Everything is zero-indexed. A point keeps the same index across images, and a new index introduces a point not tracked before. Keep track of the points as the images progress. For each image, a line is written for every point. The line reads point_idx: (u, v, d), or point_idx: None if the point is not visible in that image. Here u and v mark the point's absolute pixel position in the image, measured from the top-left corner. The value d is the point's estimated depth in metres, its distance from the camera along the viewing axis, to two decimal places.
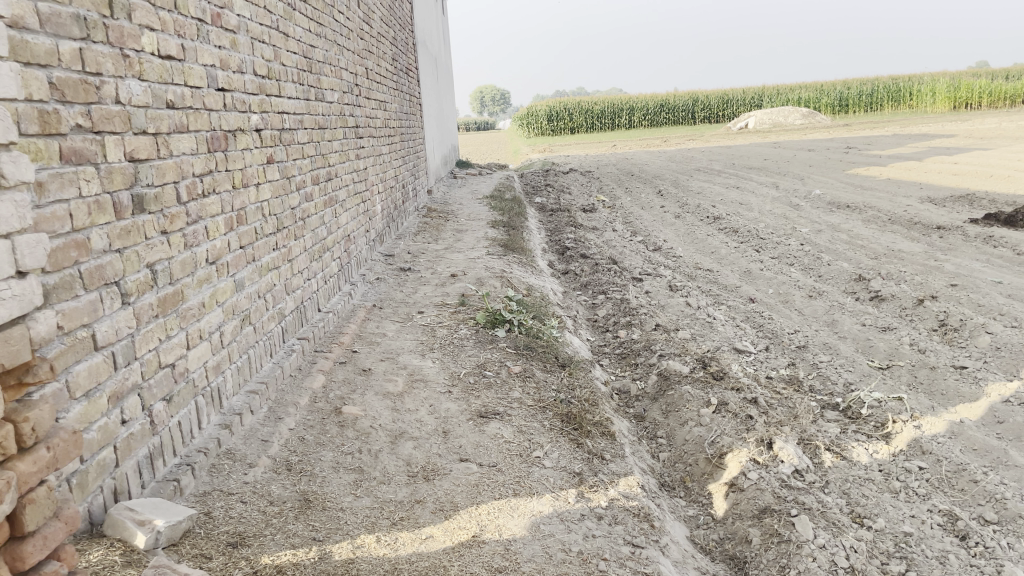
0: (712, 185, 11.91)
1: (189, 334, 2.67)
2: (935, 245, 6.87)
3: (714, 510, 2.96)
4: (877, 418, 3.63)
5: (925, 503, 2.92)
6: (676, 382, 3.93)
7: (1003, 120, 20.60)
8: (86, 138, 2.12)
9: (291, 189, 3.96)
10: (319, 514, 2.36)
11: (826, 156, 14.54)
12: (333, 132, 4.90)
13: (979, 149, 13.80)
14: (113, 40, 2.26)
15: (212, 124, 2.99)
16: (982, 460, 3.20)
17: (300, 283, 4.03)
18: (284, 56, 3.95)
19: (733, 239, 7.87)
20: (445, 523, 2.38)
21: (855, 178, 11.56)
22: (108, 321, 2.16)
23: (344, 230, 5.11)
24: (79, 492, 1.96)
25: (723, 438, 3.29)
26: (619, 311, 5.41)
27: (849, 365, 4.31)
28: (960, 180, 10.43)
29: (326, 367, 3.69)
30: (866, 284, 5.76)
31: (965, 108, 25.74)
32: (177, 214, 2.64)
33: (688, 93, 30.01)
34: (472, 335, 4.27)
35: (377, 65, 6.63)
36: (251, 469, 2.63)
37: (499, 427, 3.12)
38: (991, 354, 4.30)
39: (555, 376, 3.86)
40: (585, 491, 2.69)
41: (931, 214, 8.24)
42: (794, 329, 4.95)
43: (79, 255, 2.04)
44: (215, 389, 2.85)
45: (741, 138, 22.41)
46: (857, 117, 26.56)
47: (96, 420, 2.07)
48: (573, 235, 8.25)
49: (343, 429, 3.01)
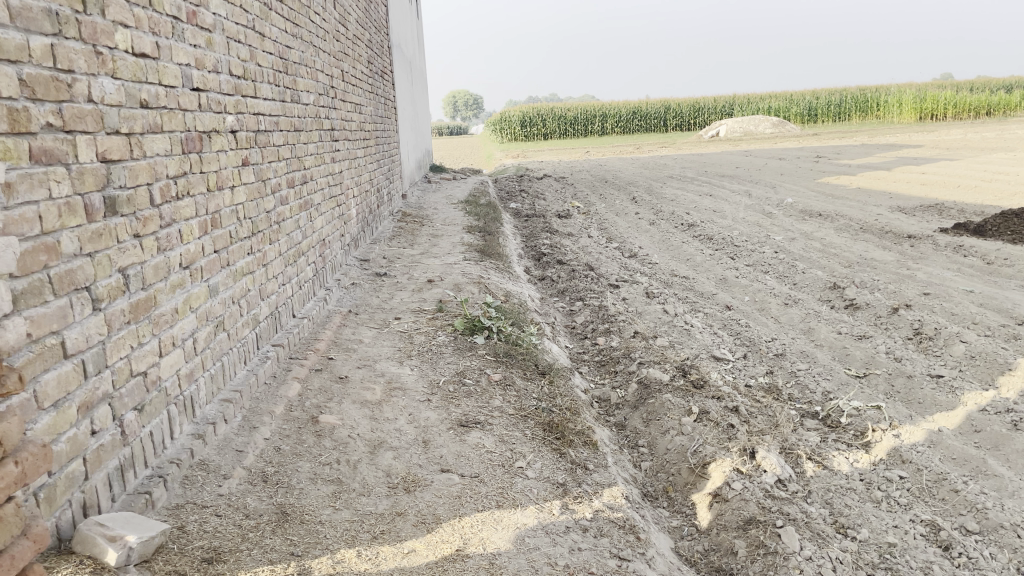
0: (685, 192, 11.95)
1: (162, 340, 2.59)
2: (907, 254, 6.94)
3: (698, 521, 2.94)
4: (856, 427, 3.64)
5: (907, 513, 2.92)
6: (657, 391, 3.91)
7: (968, 131, 20.91)
8: (56, 138, 2.04)
9: (266, 192, 3.87)
10: (297, 528, 2.29)
11: (797, 165, 14.68)
12: (308, 135, 4.82)
13: (946, 159, 14.00)
14: (86, 36, 2.18)
15: (186, 124, 2.91)
16: (962, 469, 3.21)
17: (275, 288, 3.95)
18: (260, 56, 3.87)
19: (708, 247, 7.89)
20: (428, 536, 2.33)
21: (825, 186, 11.68)
22: (78, 327, 2.08)
23: (320, 234, 5.04)
24: (46, 507, 1.88)
25: (706, 447, 3.27)
26: (597, 318, 5.38)
27: (827, 373, 4.32)
28: (928, 189, 10.58)
29: (302, 375, 3.61)
30: (841, 292, 5.79)
31: (931, 119, 26.11)
32: (150, 217, 2.56)
33: (661, 101, 30.18)
34: (451, 343, 4.22)
35: (352, 68, 6.54)
36: (226, 480, 2.55)
37: (480, 437, 3.07)
38: (966, 362, 4.33)
39: (536, 384, 3.81)
40: (570, 503, 2.65)
41: (902, 223, 8.34)
42: (771, 337, 4.95)
43: (48, 259, 1.96)
44: (188, 398, 2.77)
45: (711, 146, 22.54)
46: (825, 127, 26.89)
47: (65, 431, 1.98)
48: (549, 241, 8.22)
49: (320, 439, 2.94)
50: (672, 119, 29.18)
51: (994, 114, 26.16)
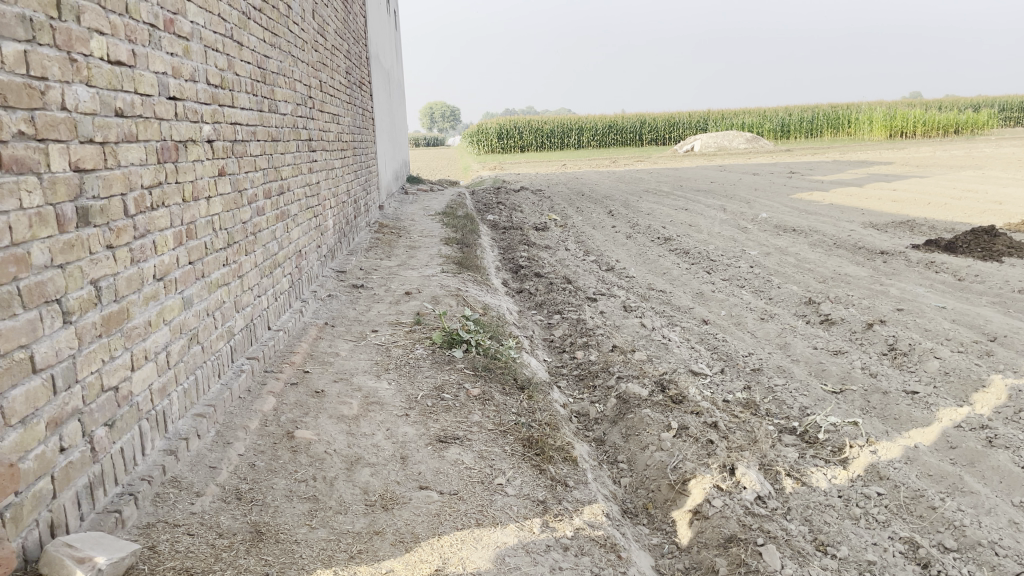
0: (661, 207, 12.01)
1: (134, 354, 2.52)
2: (880, 270, 7.01)
3: (678, 538, 2.92)
4: (834, 443, 3.64)
5: (885, 530, 2.93)
6: (636, 406, 3.89)
7: (937, 149, 21.21)
8: (28, 147, 1.99)
9: (242, 203, 3.82)
10: (272, 548, 2.24)
11: (771, 180, 14.83)
12: (286, 145, 4.77)
13: (916, 176, 14.20)
14: (60, 43, 2.13)
15: (162, 134, 2.86)
16: (938, 486, 3.23)
17: (250, 299, 3.88)
18: (238, 66, 3.82)
19: (684, 261, 7.92)
20: (406, 556, 2.28)
21: (800, 202, 11.79)
22: (47, 341, 2.02)
23: (296, 245, 4.98)
24: (13, 526, 1.82)
25: (686, 464, 3.26)
26: (575, 331, 5.37)
27: (804, 389, 4.32)
28: (899, 206, 10.72)
29: (277, 389, 3.54)
30: (816, 307, 5.83)
31: (901, 136, 26.45)
32: (123, 228, 2.50)
33: (637, 115, 30.41)
34: (429, 356, 4.18)
35: (330, 78, 6.51)
36: (198, 498, 2.49)
37: (459, 453, 3.03)
38: (940, 378, 4.36)
39: (515, 398, 3.78)
40: (550, 520, 2.62)
41: (874, 239, 8.43)
42: (748, 352, 4.97)
43: (18, 271, 1.91)
44: (160, 413, 2.71)
45: (686, 161, 22.67)
46: (797, 143, 27.24)
47: (33, 448, 1.92)
48: (527, 253, 8.21)
49: (296, 455, 2.89)
50: (648, 133, 29.40)
51: (963, 133, 26.62)
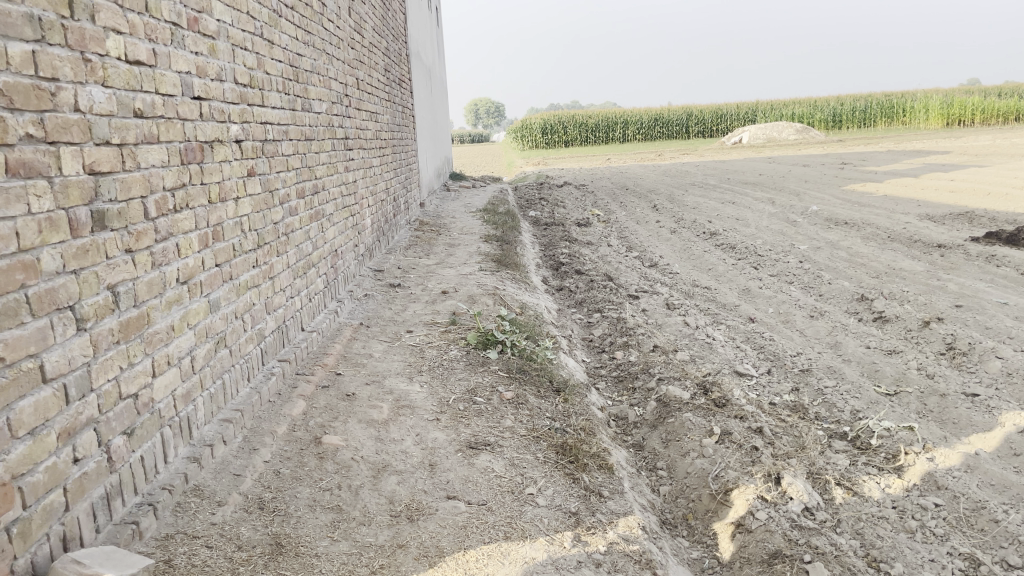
0: (707, 200, 11.74)
1: (156, 360, 2.47)
2: (936, 264, 6.71)
3: (720, 552, 2.78)
4: (887, 449, 3.45)
5: (944, 545, 2.75)
6: (677, 410, 3.75)
7: (994, 137, 20.37)
8: (37, 149, 1.93)
9: (274, 203, 3.77)
10: (291, 561, 2.17)
11: (822, 172, 14.40)
12: (320, 144, 4.72)
13: (974, 166, 13.66)
14: (72, 42, 2.07)
15: (186, 135, 2.80)
16: (1001, 497, 3.02)
17: (282, 301, 3.84)
18: (269, 64, 3.77)
19: (730, 256, 7.70)
20: (430, 571, 2.19)
21: (852, 194, 11.41)
22: (59, 349, 1.96)
23: (332, 245, 4.93)
24: (20, 542, 1.77)
25: (728, 472, 3.11)
26: (616, 330, 5.23)
27: (856, 391, 4.12)
28: (957, 197, 10.30)
29: (307, 392, 3.49)
30: (869, 304, 5.59)
31: (959, 125, 25.55)
32: (144, 232, 2.45)
33: (683, 107, 29.94)
34: (463, 357, 4.09)
35: (368, 76, 6.44)
36: (220, 508, 2.43)
37: (490, 460, 2.93)
38: (1002, 380, 4.12)
39: (550, 402, 3.67)
40: (582, 534, 2.50)
41: (931, 232, 8.08)
42: (796, 352, 4.77)
43: (26, 278, 1.85)
44: (184, 419, 2.65)
45: (733, 154, 22.18)
46: (851, 133, 26.49)
47: (43, 460, 1.87)
48: (568, 250, 8.06)
49: (322, 462, 2.82)
50: (695, 125, 28.91)
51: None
